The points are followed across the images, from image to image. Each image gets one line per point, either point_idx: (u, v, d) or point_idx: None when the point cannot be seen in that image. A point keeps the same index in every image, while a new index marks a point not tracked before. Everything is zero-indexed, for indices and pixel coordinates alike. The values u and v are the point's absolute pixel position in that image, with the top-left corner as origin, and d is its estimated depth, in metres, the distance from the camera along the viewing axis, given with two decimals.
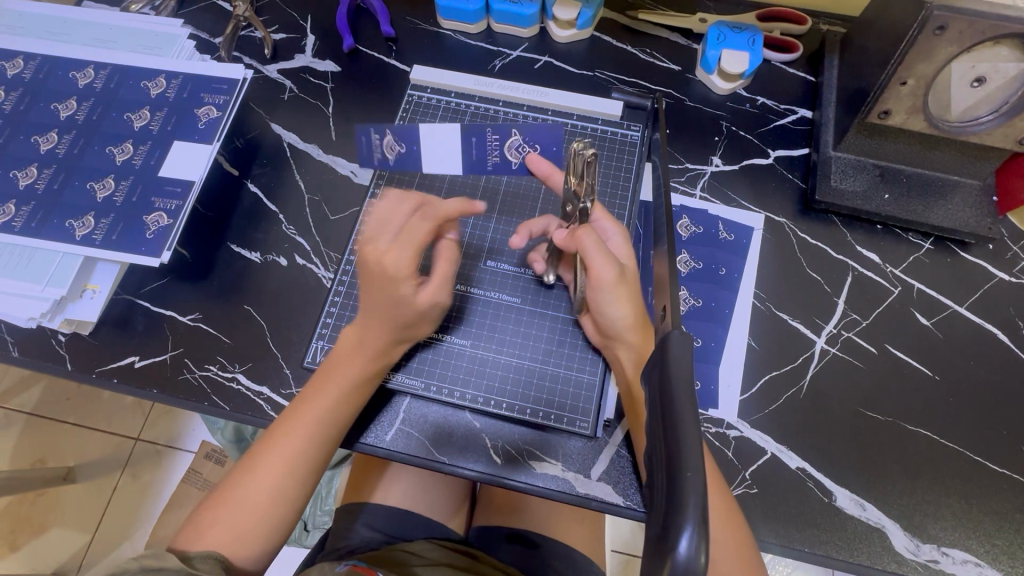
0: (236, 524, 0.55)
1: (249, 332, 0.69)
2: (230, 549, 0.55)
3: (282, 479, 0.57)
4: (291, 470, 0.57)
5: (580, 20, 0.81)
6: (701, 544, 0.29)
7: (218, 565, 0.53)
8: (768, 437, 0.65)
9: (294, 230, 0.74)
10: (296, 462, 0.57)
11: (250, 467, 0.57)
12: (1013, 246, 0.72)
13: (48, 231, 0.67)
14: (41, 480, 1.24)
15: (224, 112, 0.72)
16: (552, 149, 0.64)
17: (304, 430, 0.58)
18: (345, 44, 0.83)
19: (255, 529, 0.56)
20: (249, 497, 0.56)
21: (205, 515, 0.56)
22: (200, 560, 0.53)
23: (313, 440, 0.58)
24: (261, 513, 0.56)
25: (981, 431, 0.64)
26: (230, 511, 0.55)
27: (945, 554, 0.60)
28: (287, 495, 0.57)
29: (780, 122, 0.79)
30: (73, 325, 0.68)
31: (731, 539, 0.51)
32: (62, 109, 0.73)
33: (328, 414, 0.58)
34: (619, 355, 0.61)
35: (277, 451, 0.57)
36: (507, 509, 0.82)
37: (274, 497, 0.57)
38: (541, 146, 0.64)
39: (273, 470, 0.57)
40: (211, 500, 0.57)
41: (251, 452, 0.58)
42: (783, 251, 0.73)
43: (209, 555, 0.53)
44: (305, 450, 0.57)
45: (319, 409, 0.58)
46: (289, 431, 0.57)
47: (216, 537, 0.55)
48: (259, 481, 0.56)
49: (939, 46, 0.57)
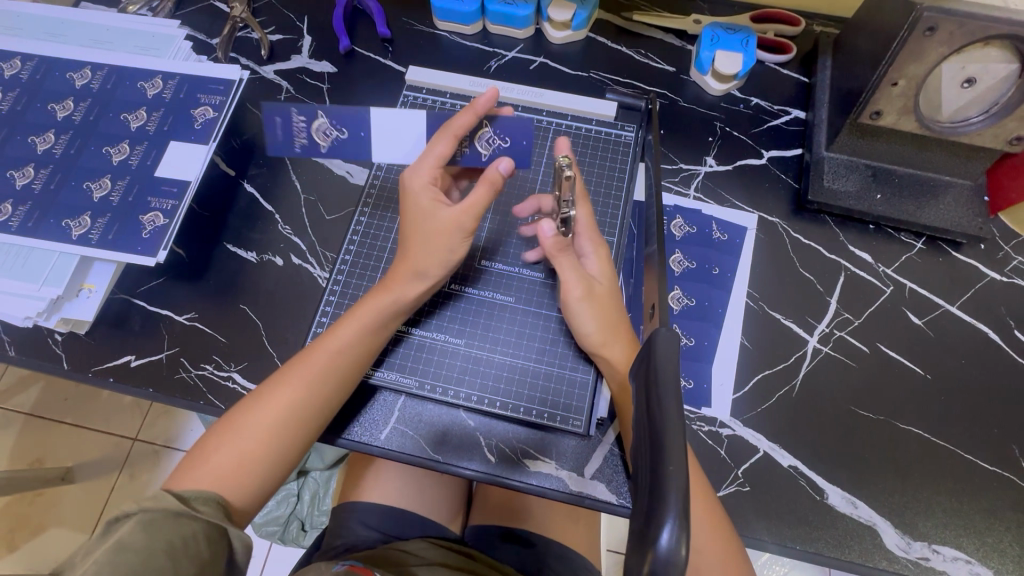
0: (236, 455, 0.54)
1: (244, 331, 0.69)
2: (229, 489, 0.53)
3: (290, 417, 0.57)
4: (301, 407, 0.57)
5: (575, 21, 0.82)
6: (683, 538, 0.29)
7: (218, 507, 0.52)
8: (761, 435, 0.65)
9: (290, 230, 0.75)
10: (308, 399, 0.57)
11: (257, 406, 0.57)
12: (1005, 246, 0.72)
13: (44, 231, 0.67)
14: (38, 480, 1.24)
15: (220, 112, 0.73)
16: (522, 143, 0.64)
17: (318, 368, 0.58)
18: (341, 45, 0.83)
19: (255, 470, 0.55)
20: (254, 433, 0.55)
21: (204, 454, 0.54)
22: (198, 502, 0.51)
23: (326, 380, 0.58)
24: (264, 452, 0.55)
25: (972, 429, 0.65)
26: (234, 446, 0.55)
27: (935, 551, 0.61)
28: (294, 434, 0.57)
29: (773, 123, 0.80)
30: (69, 325, 0.68)
31: (716, 539, 0.52)
32: (59, 109, 0.73)
33: (343, 352, 0.60)
34: (599, 367, 0.63)
35: (287, 387, 0.58)
36: (502, 508, 0.82)
37: (279, 436, 0.56)
38: (512, 141, 0.64)
39: (281, 409, 0.56)
40: (209, 441, 0.55)
41: (258, 394, 0.58)
42: (776, 250, 0.73)
43: (209, 497, 0.51)
44: (318, 389, 0.58)
45: (335, 347, 0.59)
46: (304, 368, 0.59)
47: (214, 476, 0.53)
48: (266, 419, 0.56)
49: (929, 47, 0.58)
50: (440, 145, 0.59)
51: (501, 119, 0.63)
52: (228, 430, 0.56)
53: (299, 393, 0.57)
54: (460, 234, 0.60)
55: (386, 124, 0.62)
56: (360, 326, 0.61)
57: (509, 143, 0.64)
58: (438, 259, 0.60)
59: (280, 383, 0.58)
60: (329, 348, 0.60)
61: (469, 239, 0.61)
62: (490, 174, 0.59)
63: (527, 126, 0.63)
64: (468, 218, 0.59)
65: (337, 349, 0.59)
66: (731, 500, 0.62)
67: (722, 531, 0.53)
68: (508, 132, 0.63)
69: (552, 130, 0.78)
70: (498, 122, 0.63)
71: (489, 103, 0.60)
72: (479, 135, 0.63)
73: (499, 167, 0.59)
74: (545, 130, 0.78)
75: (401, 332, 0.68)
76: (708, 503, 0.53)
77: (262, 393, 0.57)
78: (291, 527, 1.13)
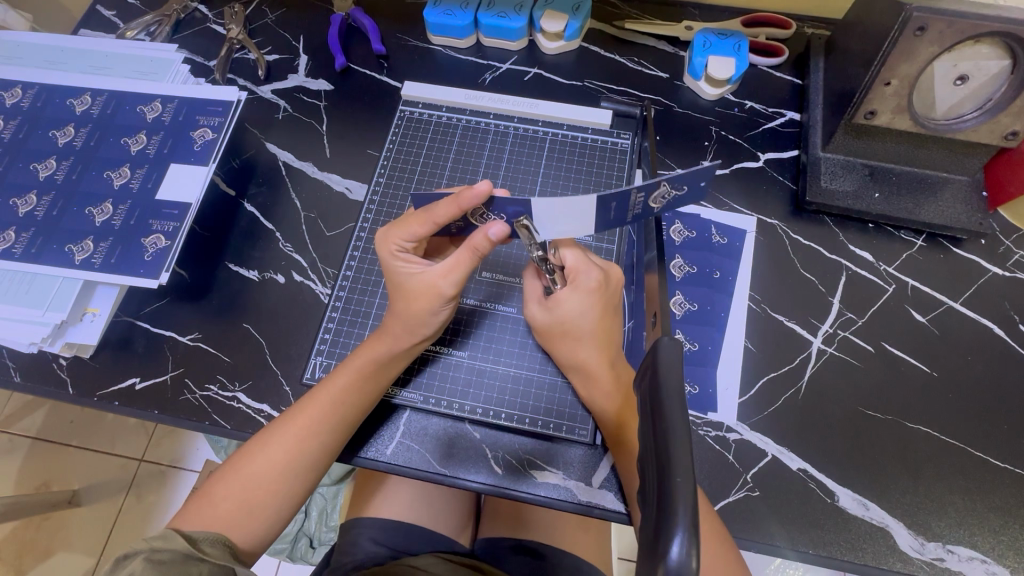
0: (245, 500, 0.55)
1: (248, 351, 0.69)
2: (238, 530, 0.55)
3: (293, 460, 0.57)
4: (305, 451, 0.57)
5: (568, 32, 0.82)
6: (692, 550, 0.29)
7: (225, 549, 0.54)
8: (769, 439, 0.65)
9: (291, 248, 0.75)
10: (313, 443, 0.58)
11: (262, 446, 0.57)
12: (1006, 241, 0.72)
13: (47, 256, 0.68)
14: (44, 504, 1.24)
15: (219, 134, 0.73)
16: (702, 185, 0.49)
17: (321, 413, 0.58)
18: (338, 62, 0.84)
19: (266, 513, 0.56)
20: (262, 476, 0.56)
21: (212, 495, 0.56)
22: (207, 543, 0.53)
23: (330, 422, 0.58)
24: (271, 494, 0.56)
25: (980, 426, 0.64)
26: (240, 486, 0.56)
27: (950, 552, 0.60)
28: (298, 476, 0.57)
29: (768, 125, 0.80)
30: (73, 349, 0.68)
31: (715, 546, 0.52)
32: (60, 136, 0.74)
33: (345, 397, 0.59)
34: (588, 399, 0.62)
35: (290, 431, 0.57)
36: (511, 520, 0.81)
37: (285, 479, 0.57)
38: (688, 187, 0.50)
39: (286, 453, 0.57)
40: (216, 480, 0.57)
41: (262, 435, 0.58)
42: (777, 254, 0.73)
43: (216, 538, 0.53)
44: (317, 430, 0.58)
45: (336, 392, 0.59)
46: (306, 412, 0.58)
47: (223, 516, 0.55)
48: (271, 462, 0.57)
49: (920, 46, 0.58)
50: (462, 261, 0.57)
51: (682, 175, 0.47)
52: (233, 471, 0.56)
53: (304, 438, 0.57)
54: (438, 300, 0.58)
55: (550, 210, 0.51)
56: (357, 368, 0.60)
57: (686, 191, 0.50)
58: (418, 320, 0.59)
59: (282, 425, 0.58)
60: (327, 393, 0.59)
61: (452, 302, 0.60)
62: (477, 242, 0.55)
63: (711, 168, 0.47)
64: (447, 288, 0.58)
65: (338, 393, 0.59)
66: (740, 506, 0.62)
67: (717, 530, 0.53)
68: (686, 181, 0.48)
69: (548, 140, 0.78)
70: (677, 178, 0.48)
71: (476, 200, 0.53)
72: (652, 194, 0.50)
73: (487, 232, 0.55)
74: (541, 140, 0.78)
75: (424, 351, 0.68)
76: (705, 506, 0.54)
77: (268, 436, 0.58)
78: (299, 543, 1.13)
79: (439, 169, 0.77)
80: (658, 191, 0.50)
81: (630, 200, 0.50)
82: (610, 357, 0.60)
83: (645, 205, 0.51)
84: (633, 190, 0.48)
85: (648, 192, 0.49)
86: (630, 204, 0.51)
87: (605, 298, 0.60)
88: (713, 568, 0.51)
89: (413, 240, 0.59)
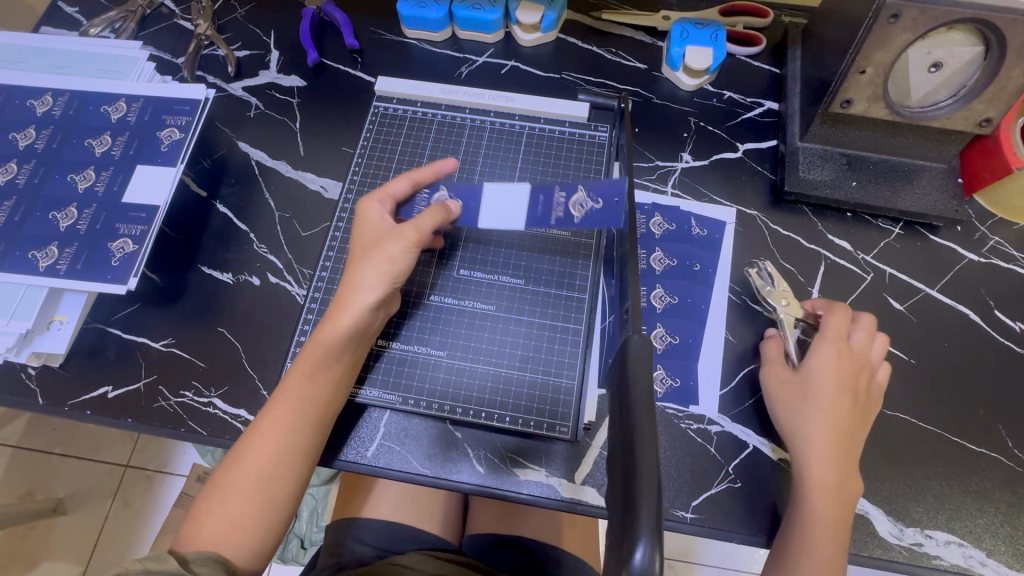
0: (231, 515, 0.54)
1: (223, 356, 0.68)
2: (229, 547, 0.54)
3: (270, 467, 0.56)
4: (281, 457, 0.56)
5: (544, 23, 0.81)
6: (655, 554, 0.29)
7: (220, 566, 0.52)
8: (750, 431, 0.65)
9: (266, 249, 0.73)
10: (285, 445, 0.56)
11: (238, 458, 0.56)
12: (981, 227, 0.73)
13: (10, 263, 0.65)
14: (27, 514, 1.21)
15: (187, 133, 0.71)
16: (614, 201, 0.62)
17: (286, 414, 0.57)
18: (310, 58, 0.82)
19: (256, 526, 0.55)
20: (241, 489, 0.55)
21: (199, 515, 0.55)
22: (198, 563, 0.52)
23: (297, 423, 0.57)
24: (256, 505, 0.55)
25: (958, 412, 0.65)
26: (224, 501, 0.55)
27: (929, 537, 0.61)
28: (281, 485, 0.56)
29: (747, 116, 0.80)
30: (42, 359, 0.66)
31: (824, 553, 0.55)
32: (20, 138, 0.72)
33: (306, 393, 0.58)
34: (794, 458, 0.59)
35: (261, 438, 0.56)
36: (498, 518, 0.81)
37: (267, 488, 0.56)
38: (604, 202, 0.62)
39: (261, 461, 0.56)
40: (201, 499, 0.56)
41: (236, 448, 0.57)
42: (757, 244, 0.73)
43: (209, 558, 0.52)
44: (287, 432, 0.57)
45: (297, 390, 0.58)
46: (272, 415, 0.57)
47: (211, 535, 0.54)
48: (248, 473, 0.55)
49: (893, 34, 0.58)
50: (428, 216, 0.61)
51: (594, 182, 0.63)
52: (214, 488, 0.56)
53: (274, 442, 0.56)
54: (402, 243, 0.60)
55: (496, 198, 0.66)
56: (312, 364, 0.58)
57: (600, 202, 0.62)
58: (380, 270, 0.59)
59: (253, 433, 0.57)
60: (290, 392, 0.58)
61: (413, 251, 0.60)
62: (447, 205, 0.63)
63: (619, 184, 0.62)
64: (411, 230, 0.60)
65: (301, 391, 0.58)
66: (723, 497, 0.62)
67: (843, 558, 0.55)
68: (600, 193, 0.62)
69: (526, 133, 0.77)
70: (593, 186, 0.63)
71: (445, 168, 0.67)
72: (574, 198, 0.63)
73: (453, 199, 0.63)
74: (518, 134, 0.77)
75: (377, 347, 0.67)
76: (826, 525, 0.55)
77: (243, 448, 0.57)
78: (291, 544, 1.12)
79: (414, 166, 0.76)
80: (578, 197, 0.63)
81: (555, 200, 0.64)
82: (855, 423, 0.59)
83: (566, 207, 0.63)
84: (557, 189, 0.64)
85: (569, 194, 0.64)
86: (554, 206, 0.64)
87: (854, 364, 0.60)
88: None
89: (392, 198, 0.64)
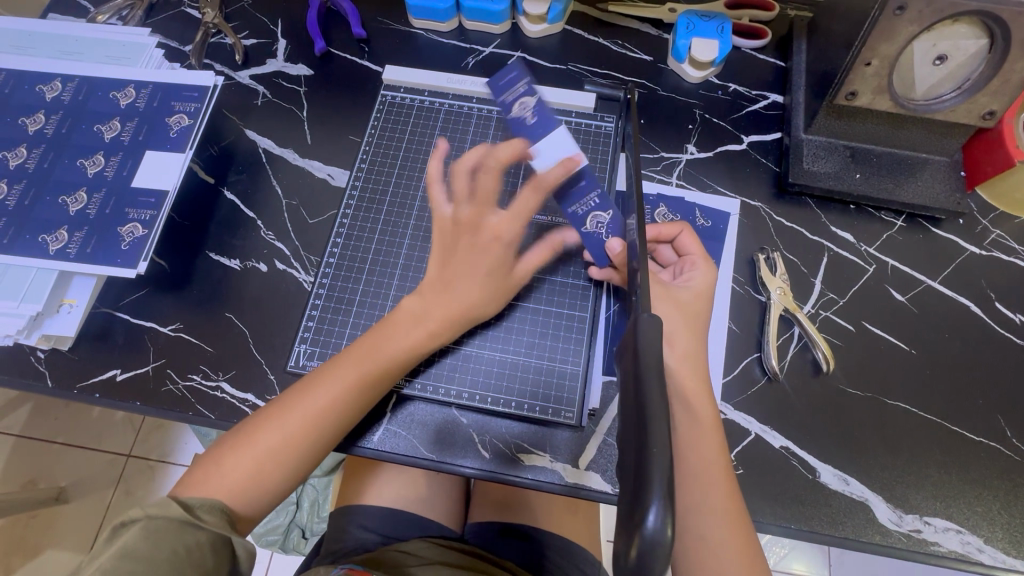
0: (252, 468, 0.53)
1: (231, 341, 0.69)
2: (238, 498, 0.53)
3: (308, 437, 0.55)
4: (315, 426, 0.56)
5: (551, 14, 0.81)
6: (667, 519, 0.31)
7: (223, 517, 0.51)
8: (752, 419, 0.65)
9: (273, 235, 0.74)
10: (332, 422, 0.56)
11: (277, 418, 0.55)
12: (983, 220, 0.73)
13: (21, 247, 0.66)
14: (31, 502, 1.22)
15: (196, 120, 0.72)
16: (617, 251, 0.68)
17: (343, 395, 0.56)
18: (317, 47, 0.82)
19: (271, 485, 0.54)
20: (272, 448, 0.54)
21: (218, 461, 0.53)
22: (203, 511, 0.50)
23: (351, 404, 0.57)
24: (279, 465, 0.54)
25: (958, 402, 0.66)
26: (251, 455, 0.54)
27: (927, 523, 0.61)
28: (308, 454, 0.56)
29: (752, 108, 0.80)
30: (51, 342, 0.67)
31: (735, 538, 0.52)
32: (30, 123, 0.72)
33: (370, 382, 0.58)
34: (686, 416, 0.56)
35: (310, 408, 0.56)
36: (501, 504, 0.82)
37: (295, 452, 0.55)
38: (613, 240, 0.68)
39: (303, 427, 0.55)
40: (225, 444, 0.54)
41: (277, 405, 0.56)
42: (761, 236, 0.74)
43: (213, 507, 0.51)
44: (340, 411, 0.56)
45: (362, 376, 0.57)
46: (330, 391, 0.56)
47: (227, 483, 0.53)
48: (286, 435, 0.54)
49: (899, 26, 0.58)
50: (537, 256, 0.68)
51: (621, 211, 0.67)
52: (245, 439, 0.54)
53: (324, 417, 0.56)
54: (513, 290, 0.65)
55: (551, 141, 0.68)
56: (385, 356, 0.58)
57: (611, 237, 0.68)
58: (487, 298, 0.62)
59: (302, 400, 0.56)
60: (354, 375, 0.57)
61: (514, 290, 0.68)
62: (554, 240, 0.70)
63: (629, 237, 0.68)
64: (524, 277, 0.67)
65: (363, 377, 0.57)
66: None
67: (748, 538, 0.53)
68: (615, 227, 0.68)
69: None
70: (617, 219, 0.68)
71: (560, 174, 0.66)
72: (597, 216, 0.68)
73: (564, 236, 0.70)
74: None
75: None
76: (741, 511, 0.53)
77: (284, 407, 0.56)
78: (293, 534, 1.13)
79: (422, 153, 0.76)
80: (601, 214, 0.68)
81: (586, 197, 0.68)
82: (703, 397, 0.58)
83: (586, 212, 0.68)
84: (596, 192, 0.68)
85: (597, 206, 0.68)
86: (582, 202, 0.68)
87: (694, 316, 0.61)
88: (720, 553, 0.51)
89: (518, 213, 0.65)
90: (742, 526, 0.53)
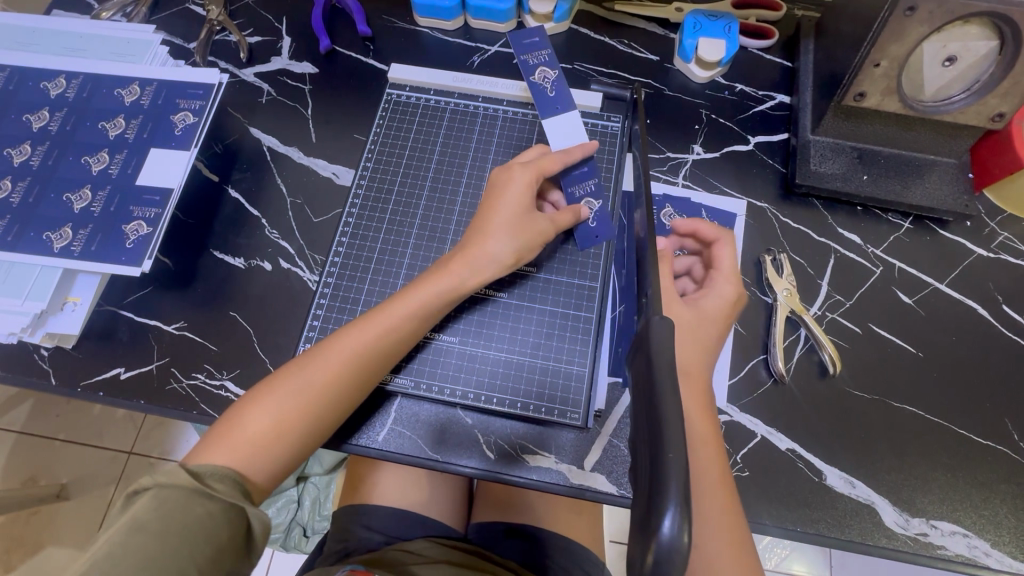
0: (275, 421, 0.53)
1: (235, 339, 0.68)
2: (259, 457, 0.52)
3: (331, 388, 0.56)
4: (344, 375, 0.57)
5: (557, 13, 0.81)
6: (684, 527, 0.31)
7: (235, 486, 0.50)
8: (758, 421, 0.65)
9: (277, 234, 0.74)
10: (355, 374, 0.57)
11: (302, 371, 0.56)
12: (990, 222, 0.73)
13: (25, 244, 0.66)
14: (32, 499, 1.22)
15: (201, 118, 0.71)
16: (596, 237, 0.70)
17: (367, 345, 0.58)
18: (322, 45, 0.82)
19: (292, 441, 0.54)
20: (294, 402, 0.54)
21: (240, 418, 0.54)
22: (214, 479, 0.49)
23: (376, 354, 0.58)
24: (303, 418, 0.54)
25: (965, 405, 0.65)
26: (275, 408, 0.54)
27: (934, 527, 0.61)
28: (331, 408, 0.56)
29: (758, 108, 0.80)
30: (56, 340, 0.67)
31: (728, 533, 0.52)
32: (34, 120, 0.72)
33: (395, 329, 0.59)
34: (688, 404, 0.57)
35: (335, 359, 0.56)
36: (504, 504, 0.82)
37: (320, 404, 0.55)
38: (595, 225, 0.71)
39: (327, 379, 0.56)
40: (249, 398, 0.55)
41: (301, 360, 0.57)
42: (768, 237, 0.73)
43: (225, 475, 0.50)
44: (367, 360, 0.57)
45: (386, 326, 0.59)
46: (354, 341, 0.57)
47: (251, 435, 0.53)
48: (310, 387, 0.55)
49: (910, 27, 0.58)
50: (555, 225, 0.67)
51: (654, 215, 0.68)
52: (271, 389, 0.55)
53: (348, 366, 0.57)
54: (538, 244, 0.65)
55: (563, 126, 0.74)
56: (413, 305, 0.60)
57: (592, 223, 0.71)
58: (517, 244, 0.63)
59: (326, 352, 0.57)
60: (378, 326, 0.59)
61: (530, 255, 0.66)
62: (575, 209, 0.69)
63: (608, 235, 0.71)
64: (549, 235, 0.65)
65: (388, 326, 0.59)
66: None
67: (742, 537, 0.52)
68: (600, 215, 0.71)
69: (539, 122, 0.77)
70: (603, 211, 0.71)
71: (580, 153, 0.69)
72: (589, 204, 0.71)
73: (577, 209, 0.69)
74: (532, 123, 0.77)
75: None
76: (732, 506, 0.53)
77: (308, 361, 0.56)
78: (294, 532, 1.13)
79: (427, 152, 0.76)
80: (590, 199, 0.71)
81: (586, 181, 0.72)
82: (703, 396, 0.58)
83: (579, 192, 0.72)
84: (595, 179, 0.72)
85: (591, 193, 0.72)
86: (579, 183, 0.72)
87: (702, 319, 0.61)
88: (722, 554, 0.51)
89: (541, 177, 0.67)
90: (736, 524, 0.53)
